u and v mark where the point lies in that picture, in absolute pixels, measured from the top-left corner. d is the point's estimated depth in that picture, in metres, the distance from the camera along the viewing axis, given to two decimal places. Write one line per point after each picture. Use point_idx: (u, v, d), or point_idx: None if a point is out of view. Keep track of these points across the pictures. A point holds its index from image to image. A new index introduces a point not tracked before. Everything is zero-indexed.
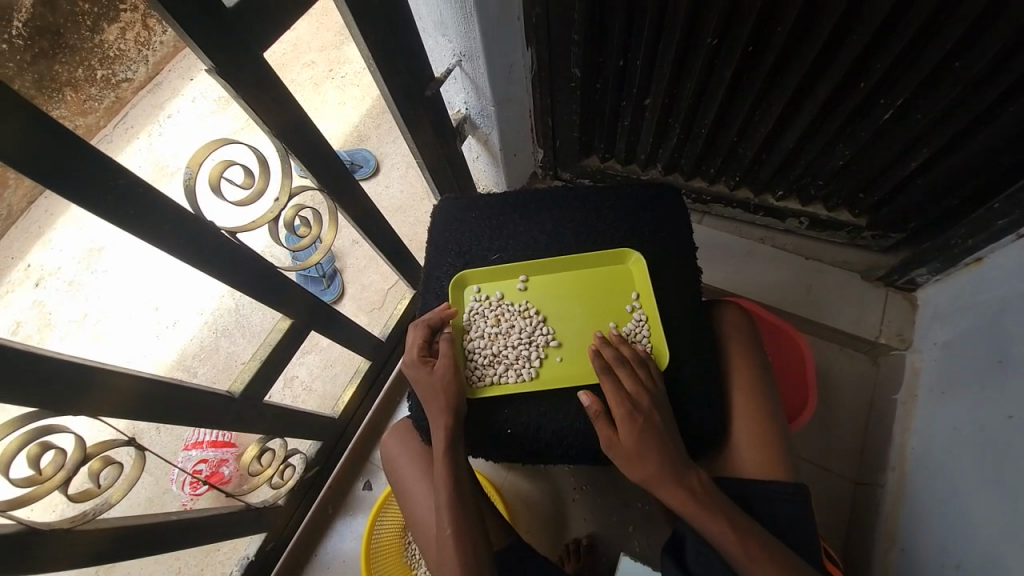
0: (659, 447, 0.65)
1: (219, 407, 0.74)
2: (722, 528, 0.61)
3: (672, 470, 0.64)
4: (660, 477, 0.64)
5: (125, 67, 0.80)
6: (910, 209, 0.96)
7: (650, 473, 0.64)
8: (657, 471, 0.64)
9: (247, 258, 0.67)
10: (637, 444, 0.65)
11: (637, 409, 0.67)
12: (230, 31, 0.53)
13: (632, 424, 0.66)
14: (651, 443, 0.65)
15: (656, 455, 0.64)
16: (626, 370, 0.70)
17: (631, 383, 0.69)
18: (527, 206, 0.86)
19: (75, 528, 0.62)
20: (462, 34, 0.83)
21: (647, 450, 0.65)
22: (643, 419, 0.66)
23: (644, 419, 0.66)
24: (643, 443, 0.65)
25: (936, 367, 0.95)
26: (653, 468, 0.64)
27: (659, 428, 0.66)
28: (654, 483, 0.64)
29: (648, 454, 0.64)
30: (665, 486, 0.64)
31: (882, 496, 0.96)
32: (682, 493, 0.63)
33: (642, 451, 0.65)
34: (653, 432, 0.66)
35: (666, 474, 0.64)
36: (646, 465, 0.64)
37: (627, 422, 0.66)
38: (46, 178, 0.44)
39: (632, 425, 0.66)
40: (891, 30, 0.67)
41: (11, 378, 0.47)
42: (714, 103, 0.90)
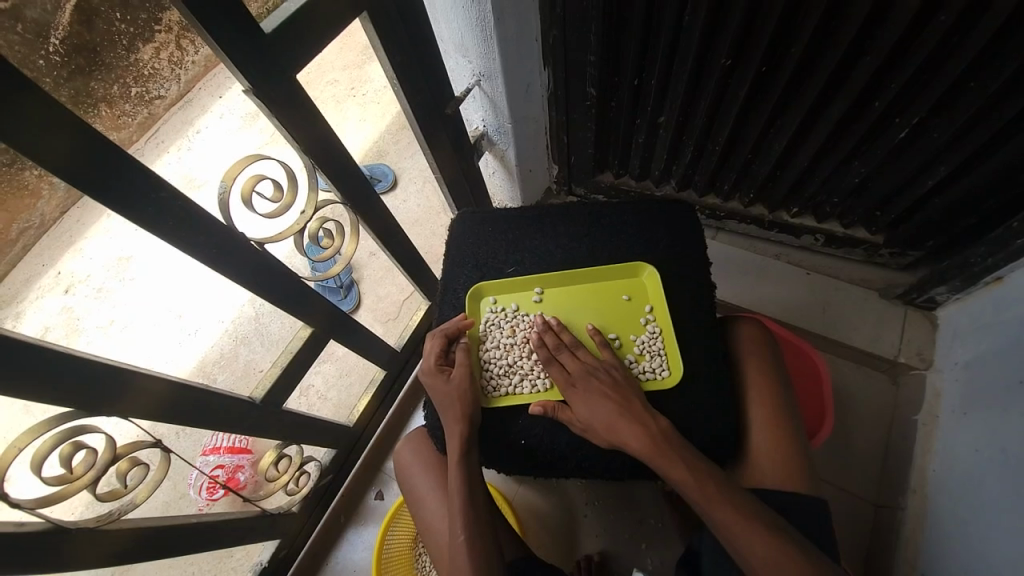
0: (606, 406, 0.68)
1: (241, 412, 0.76)
2: (688, 477, 0.62)
3: (635, 426, 0.66)
4: (620, 434, 0.66)
5: (162, 84, 0.78)
6: (928, 227, 0.95)
7: (614, 435, 0.67)
8: (613, 428, 0.67)
9: (273, 267, 0.69)
10: (587, 408, 0.69)
11: (578, 381, 0.71)
12: (267, 54, 0.57)
13: (575, 395, 0.70)
14: (600, 406, 0.69)
15: (608, 415, 0.68)
16: (566, 351, 0.74)
17: (569, 361, 0.73)
18: (543, 220, 0.88)
19: (101, 527, 0.64)
20: (482, 55, 0.87)
21: (597, 412, 0.68)
22: (587, 388, 0.71)
23: (583, 389, 0.71)
24: (592, 408, 0.69)
25: (957, 387, 0.93)
26: (608, 429, 0.67)
27: (602, 390, 0.70)
28: (615, 444, 0.67)
29: (601, 416, 0.68)
30: (626, 445, 0.66)
31: (903, 519, 0.94)
32: (645, 444, 0.64)
33: (594, 415, 0.68)
34: (604, 401, 0.69)
35: (624, 429, 0.66)
36: (603, 427, 0.67)
37: (573, 395, 0.71)
38: (91, 188, 0.47)
39: (575, 396, 0.70)
40: (905, 50, 0.68)
41: (52, 377, 0.50)
42: (729, 121, 0.91)
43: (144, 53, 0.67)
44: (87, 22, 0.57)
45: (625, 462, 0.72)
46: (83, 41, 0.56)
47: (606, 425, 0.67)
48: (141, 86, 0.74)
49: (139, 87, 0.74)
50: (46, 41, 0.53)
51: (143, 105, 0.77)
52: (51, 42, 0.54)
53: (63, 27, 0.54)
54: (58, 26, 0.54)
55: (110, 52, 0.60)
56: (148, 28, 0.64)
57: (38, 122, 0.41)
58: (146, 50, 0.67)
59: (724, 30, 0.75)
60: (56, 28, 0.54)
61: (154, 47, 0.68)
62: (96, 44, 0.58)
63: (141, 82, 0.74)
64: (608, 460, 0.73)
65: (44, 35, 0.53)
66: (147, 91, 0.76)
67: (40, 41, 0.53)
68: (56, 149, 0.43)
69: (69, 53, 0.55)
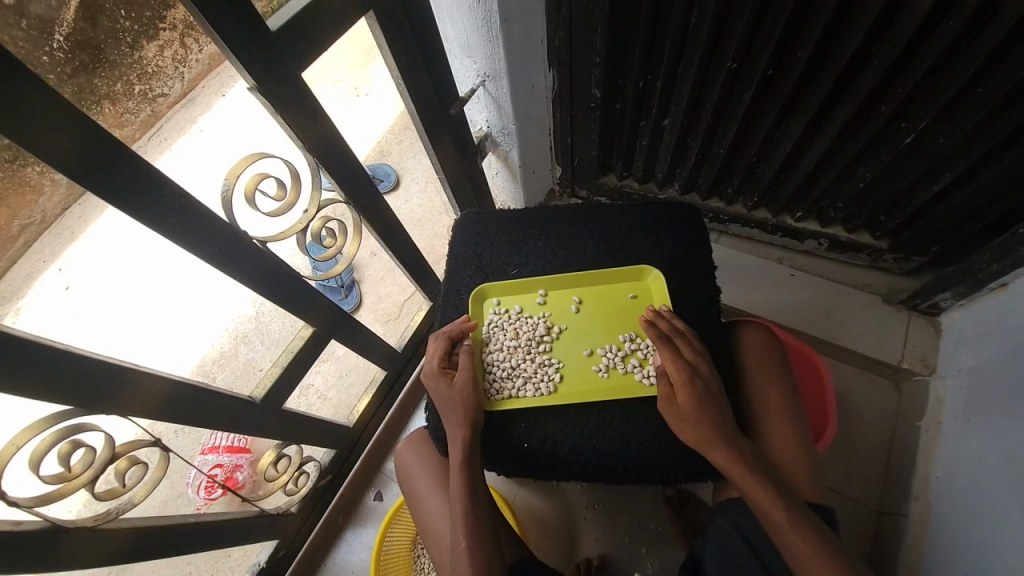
0: (714, 409, 0.67)
1: (241, 411, 0.76)
2: (771, 497, 0.62)
3: (724, 439, 0.65)
4: (716, 438, 0.65)
5: (164, 79, 0.74)
6: (932, 234, 0.95)
7: (701, 439, 0.65)
8: (714, 432, 0.65)
9: (276, 265, 0.69)
10: (698, 404, 0.67)
11: (699, 374, 0.69)
12: (273, 52, 0.57)
13: (691, 387, 0.68)
14: (711, 407, 0.67)
15: (715, 420, 0.66)
16: (684, 341, 0.72)
17: (692, 353, 0.71)
18: (546, 222, 0.88)
19: (99, 526, 0.64)
20: (487, 57, 0.86)
21: (705, 412, 0.66)
22: (701, 384, 0.68)
23: (702, 384, 0.68)
24: (702, 405, 0.67)
25: (960, 393, 0.93)
26: (711, 428, 0.65)
27: (714, 393, 0.68)
28: (708, 442, 0.65)
29: (708, 416, 0.66)
30: (715, 446, 0.65)
31: (905, 526, 0.93)
32: (733, 454, 0.64)
33: (701, 413, 0.66)
34: (705, 405, 0.67)
35: (723, 436, 0.65)
36: (704, 426, 0.66)
37: (685, 386, 0.68)
38: (94, 186, 0.47)
39: (690, 387, 0.68)
40: (913, 55, 0.68)
41: (51, 375, 0.49)
42: (734, 124, 0.91)
43: (148, 52, 0.66)
44: (91, 19, 0.57)
45: (627, 465, 0.72)
46: (85, 37, 0.57)
47: (709, 423, 0.66)
48: (144, 83, 0.70)
49: (143, 84, 0.70)
50: (49, 38, 0.52)
51: (146, 100, 0.72)
52: (55, 38, 0.53)
53: (67, 23, 0.54)
54: (62, 22, 0.53)
55: (112, 49, 0.61)
56: (152, 26, 0.63)
57: (41, 116, 0.41)
58: (149, 49, 0.66)
59: (731, 33, 0.75)
60: (61, 25, 0.53)
61: (158, 45, 0.66)
62: (99, 42, 0.58)
63: (144, 79, 0.70)
64: (611, 464, 0.72)
65: (48, 31, 0.52)
66: (150, 88, 0.72)
67: (43, 36, 0.52)
68: (61, 147, 0.43)
69: (72, 48, 0.55)
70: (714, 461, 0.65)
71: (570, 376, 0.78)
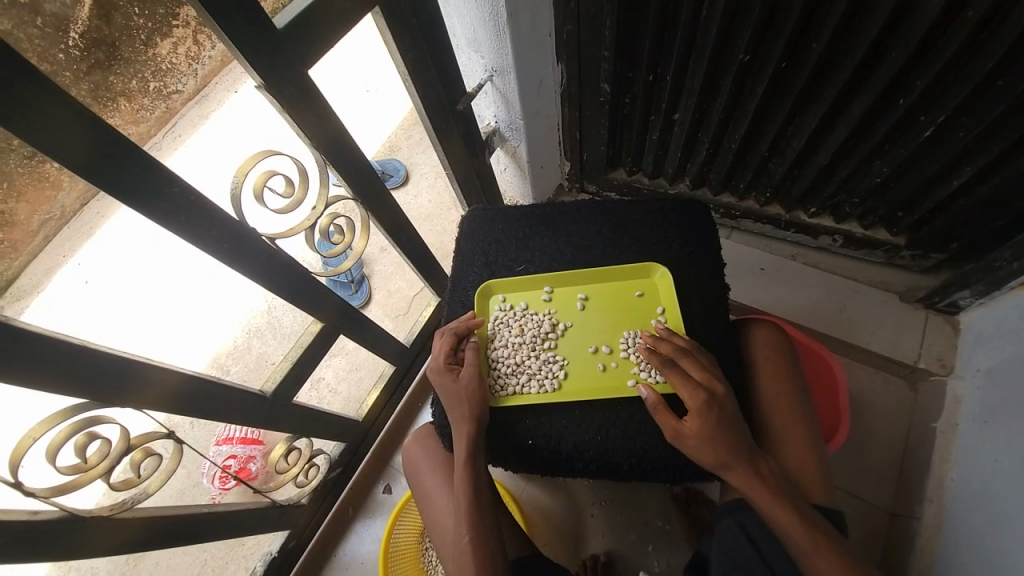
0: (729, 432, 0.65)
1: (252, 405, 0.78)
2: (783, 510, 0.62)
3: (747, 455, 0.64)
4: (737, 460, 0.64)
5: (179, 76, 0.76)
6: (951, 231, 0.92)
7: (725, 456, 0.64)
8: (734, 453, 0.64)
9: (287, 263, 0.70)
10: (713, 431, 0.64)
11: (715, 399, 0.66)
12: (279, 50, 0.57)
13: (706, 414, 0.65)
14: (727, 432, 0.65)
15: (734, 441, 0.64)
16: (695, 364, 0.69)
17: (699, 379, 0.68)
18: (554, 218, 0.87)
19: (114, 516, 0.66)
20: (495, 51, 0.86)
21: (722, 435, 0.64)
22: (718, 409, 0.65)
23: (719, 409, 0.65)
24: (718, 431, 0.64)
25: (979, 395, 0.90)
26: (728, 457, 0.64)
27: (730, 418, 0.65)
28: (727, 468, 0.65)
29: (725, 442, 0.64)
30: (738, 474, 0.64)
31: (918, 529, 0.92)
32: (753, 480, 0.64)
33: (717, 439, 0.64)
34: (726, 425, 0.65)
35: (740, 459, 0.64)
36: (723, 449, 0.64)
37: (698, 413, 0.65)
38: (110, 185, 0.48)
39: (705, 414, 0.65)
40: (931, 46, 0.66)
41: (64, 370, 0.50)
42: (746, 117, 0.89)
43: (162, 49, 0.67)
44: (105, 16, 0.58)
45: (632, 463, 0.72)
46: (99, 36, 0.58)
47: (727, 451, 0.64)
48: (158, 80, 0.73)
49: (157, 81, 0.73)
50: (64, 35, 0.54)
51: (161, 96, 0.76)
52: (71, 35, 0.54)
53: (82, 20, 0.56)
54: (77, 19, 0.56)
55: (128, 46, 0.62)
56: (165, 23, 0.63)
57: (51, 118, 0.42)
58: (163, 46, 0.66)
59: (743, 25, 0.73)
60: (75, 23, 0.55)
61: (171, 42, 0.67)
62: (114, 40, 0.60)
63: (158, 76, 0.73)
64: (616, 463, 0.72)
65: (63, 27, 0.54)
66: (165, 84, 0.75)
67: (59, 34, 0.53)
68: (74, 146, 0.44)
69: (88, 46, 0.56)
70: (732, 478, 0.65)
71: (574, 374, 0.77)
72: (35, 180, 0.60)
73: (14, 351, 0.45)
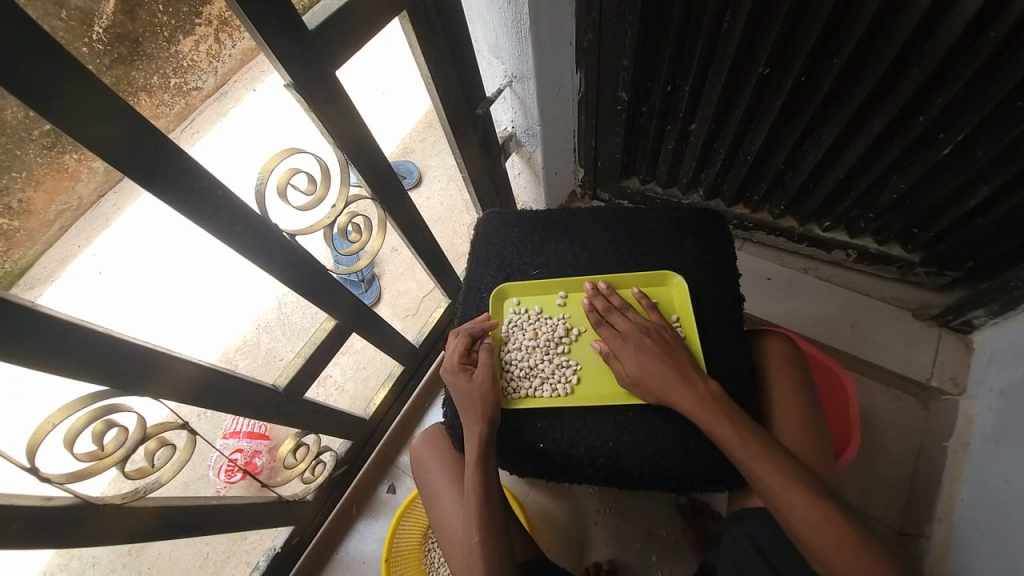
0: (654, 364, 0.70)
1: (265, 399, 0.78)
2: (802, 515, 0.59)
3: (679, 380, 0.69)
4: (671, 390, 0.68)
5: (197, 74, 0.68)
6: (966, 249, 0.92)
7: (658, 388, 0.69)
8: (664, 383, 0.69)
9: (305, 261, 0.71)
10: (638, 369, 0.71)
11: (630, 338, 0.74)
12: (309, 50, 0.58)
13: (626, 354, 0.73)
14: (653, 365, 0.70)
15: (662, 372, 0.70)
16: (617, 313, 0.77)
17: (620, 326, 0.76)
18: (569, 224, 0.88)
19: (127, 505, 0.66)
20: (515, 57, 0.86)
21: (648, 369, 0.70)
22: (637, 346, 0.73)
23: (637, 347, 0.73)
24: (638, 367, 0.71)
25: (991, 415, 0.90)
26: (774, 477, 0.60)
27: (650, 354, 0.71)
28: (779, 495, 0.60)
29: (652, 375, 0.70)
30: (795, 504, 0.59)
31: (927, 548, 0.91)
32: (697, 405, 0.67)
33: (643, 376, 0.71)
34: (649, 358, 0.71)
35: (677, 386, 0.68)
36: (654, 383, 0.70)
37: (620, 355, 0.73)
38: (141, 177, 0.49)
39: (624, 355, 0.73)
40: (953, 64, 0.67)
41: (89, 355, 0.51)
42: (764, 130, 0.89)
43: (183, 46, 0.62)
44: (129, 12, 0.52)
45: (643, 471, 0.71)
46: (123, 30, 0.51)
47: (771, 464, 0.61)
48: (179, 76, 0.65)
49: (178, 77, 0.64)
50: (88, 29, 0.48)
51: (181, 92, 0.66)
52: (96, 29, 0.48)
53: (106, 15, 0.49)
54: (102, 14, 0.49)
55: (151, 42, 0.56)
56: (188, 21, 0.59)
57: (90, 110, 0.43)
58: (186, 44, 0.61)
59: (764, 37, 0.74)
60: (100, 16, 0.49)
61: (194, 40, 0.62)
62: (137, 35, 0.54)
63: (179, 72, 0.65)
64: (625, 469, 0.72)
65: (88, 22, 0.47)
66: (186, 81, 0.66)
67: (83, 28, 0.47)
68: (110, 136, 0.45)
69: (111, 41, 0.50)
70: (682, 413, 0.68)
71: (587, 379, 0.77)
72: (50, 170, 0.55)
73: (43, 335, 0.46)
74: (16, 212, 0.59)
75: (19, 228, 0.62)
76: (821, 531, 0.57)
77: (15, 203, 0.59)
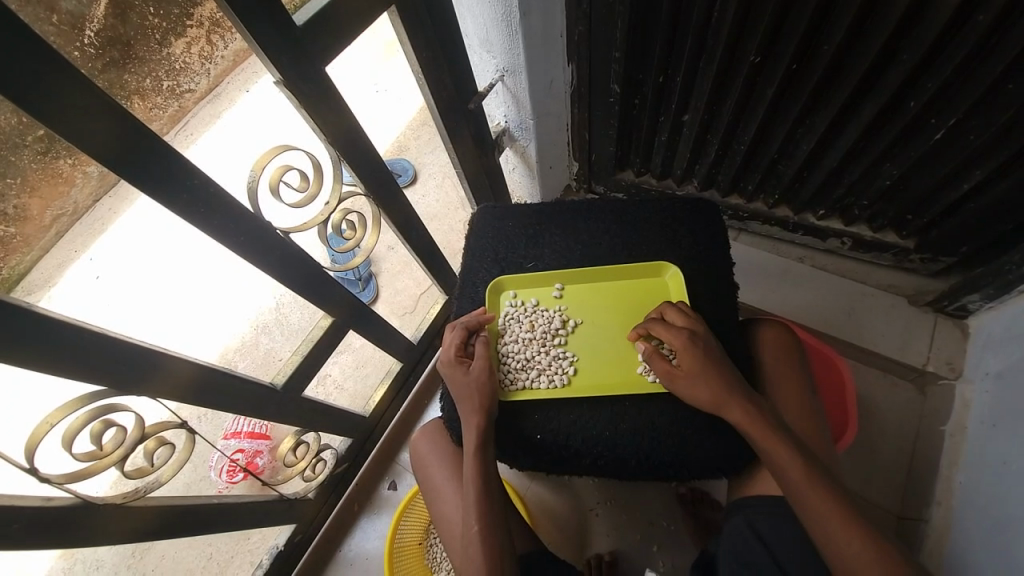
0: (716, 367, 0.67)
1: (264, 397, 0.78)
2: (815, 500, 0.59)
3: (739, 391, 0.66)
4: (730, 397, 0.65)
5: (191, 75, 0.65)
6: (960, 234, 0.92)
7: (716, 392, 0.66)
8: (724, 389, 0.66)
9: (303, 260, 0.72)
10: (701, 368, 0.67)
11: (694, 335, 0.70)
12: (299, 46, 0.58)
13: (693, 350, 0.68)
14: (716, 369, 0.67)
15: (722, 377, 0.67)
16: (676, 312, 0.73)
17: (681, 323, 0.72)
18: (562, 216, 0.88)
19: (127, 504, 0.67)
20: (507, 50, 0.87)
21: (710, 372, 0.67)
22: (703, 346, 0.69)
23: (704, 345, 0.69)
24: (702, 363, 0.67)
25: (987, 398, 0.91)
26: (819, 509, 0.59)
27: (715, 355, 0.69)
28: (823, 527, 0.58)
29: (715, 378, 0.67)
30: (852, 551, 0.57)
31: (926, 531, 0.92)
32: (752, 414, 0.64)
33: (708, 376, 0.67)
34: (712, 361, 0.68)
35: (736, 394, 0.66)
36: (715, 386, 0.66)
37: (684, 349, 0.68)
38: (133, 176, 0.49)
39: (692, 351, 0.68)
40: (941, 49, 0.67)
41: (84, 357, 0.51)
42: (756, 120, 0.89)
43: (174, 49, 0.61)
44: (121, 16, 0.52)
45: (641, 459, 0.72)
46: (114, 34, 0.52)
47: (834, 510, 0.58)
48: (171, 78, 0.62)
49: (170, 79, 0.62)
50: (81, 33, 0.47)
51: (173, 95, 0.64)
52: (86, 34, 0.48)
53: (97, 19, 0.49)
54: (92, 18, 0.49)
55: (142, 46, 0.56)
56: (179, 23, 0.58)
57: (76, 112, 0.42)
58: (177, 46, 0.61)
59: (755, 25, 0.74)
60: (91, 21, 0.49)
61: (185, 42, 0.61)
62: (129, 39, 0.54)
63: (171, 74, 0.62)
64: (625, 458, 0.72)
65: (79, 26, 0.47)
66: (177, 83, 0.64)
67: (74, 32, 0.47)
68: (102, 138, 0.45)
69: (103, 45, 0.50)
70: (729, 417, 0.65)
71: (584, 370, 0.78)
72: (45, 175, 0.56)
73: (35, 335, 0.46)
74: (13, 218, 0.59)
75: (16, 234, 0.62)
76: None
77: (12, 209, 0.59)
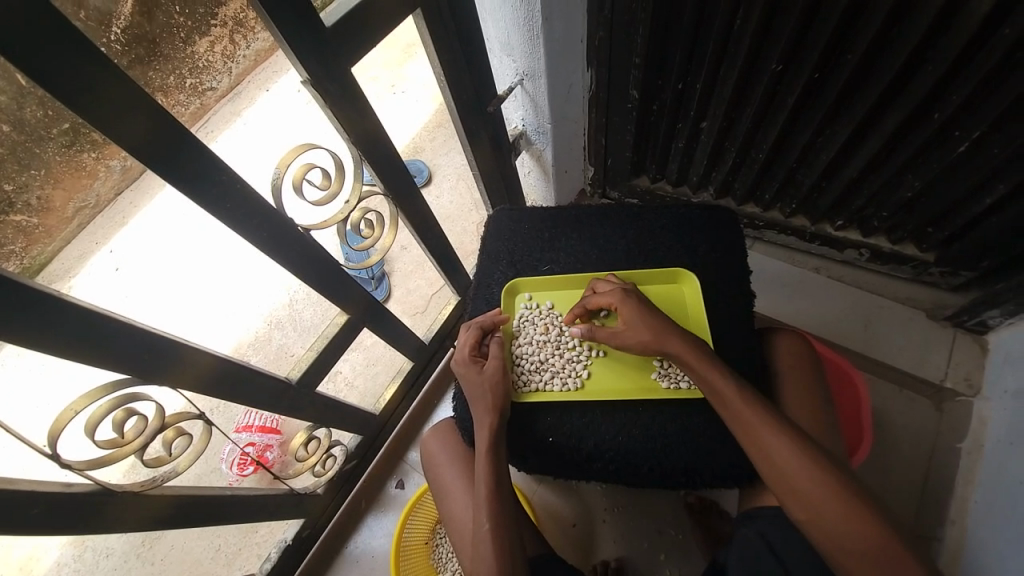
0: (651, 311, 0.72)
1: (278, 391, 0.79)
2: (842, 513, 0.57)
3: (676, 331, 0.70)
4: (673, 337, 0.70)
5: (212, 74, 0.68)
6: (981, 248, 0.91)
7: (656, 335, 0.70)
8: (665, 330, 0.70)
9: (321, 257, 0.73)
10: (640, 316, 0.72)
11: (622, 291, 0.75)
12: (326, 47, 0.59)
13: (627, 301, 0.73)
14: (653, 315, 0.72)
15: (660, 320, 0.71)
16: (601, 282, 0.79)
17: (611, 286, 0.78)
18: (579, 221, 0.88)
19: (145, 492, 0.68)
20: (527, 55, 0.88)
21: (648, 318, 0.72)
22: (635, 297, 0.74)
23: (635, 296, 0.74)
24: (638, 310, 0.72)
25: (1006, 416, 0.89)
26: (842, 518, 0.57)
27: (647, 303, 0.74)
28: (845, 537, 0.56)
29: (653, 321, 0.71)
30: (872, 555, 0.55)
31: (940, 549, 0.91)
32: (692, 350, 0.68)
33: (645, 320, 0.71)
34: (646, 307, 0.73)
35: (679, 335, 0.70)
36: (655, 329, 0.71)
37: (620, 303, 0.73)
38: (165, 170, 0.50)
39: (626, 301, 0.73)
40: (967, 61, 0.66)
41: (109, 345, 0.53)
42: (775, 128, 0.89)
43: (199, 48, 0.63)
44: (147, 13, 0.53)
45: (652, 466, 0.72)
46: (140, 31, 0.52)
47: (826, 484, 0.58)
48: (195, 76, 0.64)
49: (193, 77, 0.64)
50: (107, 30, 0.49)
51: (196, 93, 0.65)
52: (113, 30, 0.49)
53: (124, 16, 0.50)
54: (120, 15, 0.49)
55: (168, 44, 0.56)
56: (204, 23, 0.60)
57: (113, 107, 0.43)
58: (201, 45, 0.62)
59: (777, 35, 0.74)
60: (119, 17, 0.49)
61: (209, 40, 0.62)
62: (155, 36, 0.54)
63: (195, 73, 0.64)
64: (638, 463, 0.72)
65: (106, 22, 0.48)
66: (201, 82, 0.66)
67: (101, 28, 0.48)
68: (136, 132, 0.45)
69: (129, 41, 0.51)
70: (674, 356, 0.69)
71: (597, 374, 0.78)
72: (68, 167, 0.57)
73: (65, 323, 0.48)
74: (35, 208, 0.60)
75: (38, 224, 0.63)
76: (886, 566, 0.54)
77: (35, 200, 0.60)
